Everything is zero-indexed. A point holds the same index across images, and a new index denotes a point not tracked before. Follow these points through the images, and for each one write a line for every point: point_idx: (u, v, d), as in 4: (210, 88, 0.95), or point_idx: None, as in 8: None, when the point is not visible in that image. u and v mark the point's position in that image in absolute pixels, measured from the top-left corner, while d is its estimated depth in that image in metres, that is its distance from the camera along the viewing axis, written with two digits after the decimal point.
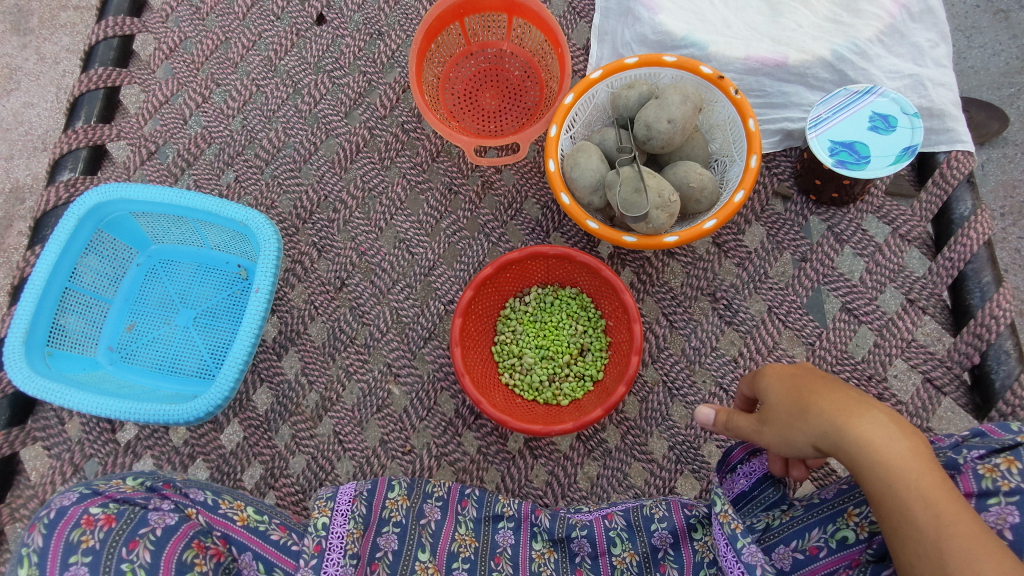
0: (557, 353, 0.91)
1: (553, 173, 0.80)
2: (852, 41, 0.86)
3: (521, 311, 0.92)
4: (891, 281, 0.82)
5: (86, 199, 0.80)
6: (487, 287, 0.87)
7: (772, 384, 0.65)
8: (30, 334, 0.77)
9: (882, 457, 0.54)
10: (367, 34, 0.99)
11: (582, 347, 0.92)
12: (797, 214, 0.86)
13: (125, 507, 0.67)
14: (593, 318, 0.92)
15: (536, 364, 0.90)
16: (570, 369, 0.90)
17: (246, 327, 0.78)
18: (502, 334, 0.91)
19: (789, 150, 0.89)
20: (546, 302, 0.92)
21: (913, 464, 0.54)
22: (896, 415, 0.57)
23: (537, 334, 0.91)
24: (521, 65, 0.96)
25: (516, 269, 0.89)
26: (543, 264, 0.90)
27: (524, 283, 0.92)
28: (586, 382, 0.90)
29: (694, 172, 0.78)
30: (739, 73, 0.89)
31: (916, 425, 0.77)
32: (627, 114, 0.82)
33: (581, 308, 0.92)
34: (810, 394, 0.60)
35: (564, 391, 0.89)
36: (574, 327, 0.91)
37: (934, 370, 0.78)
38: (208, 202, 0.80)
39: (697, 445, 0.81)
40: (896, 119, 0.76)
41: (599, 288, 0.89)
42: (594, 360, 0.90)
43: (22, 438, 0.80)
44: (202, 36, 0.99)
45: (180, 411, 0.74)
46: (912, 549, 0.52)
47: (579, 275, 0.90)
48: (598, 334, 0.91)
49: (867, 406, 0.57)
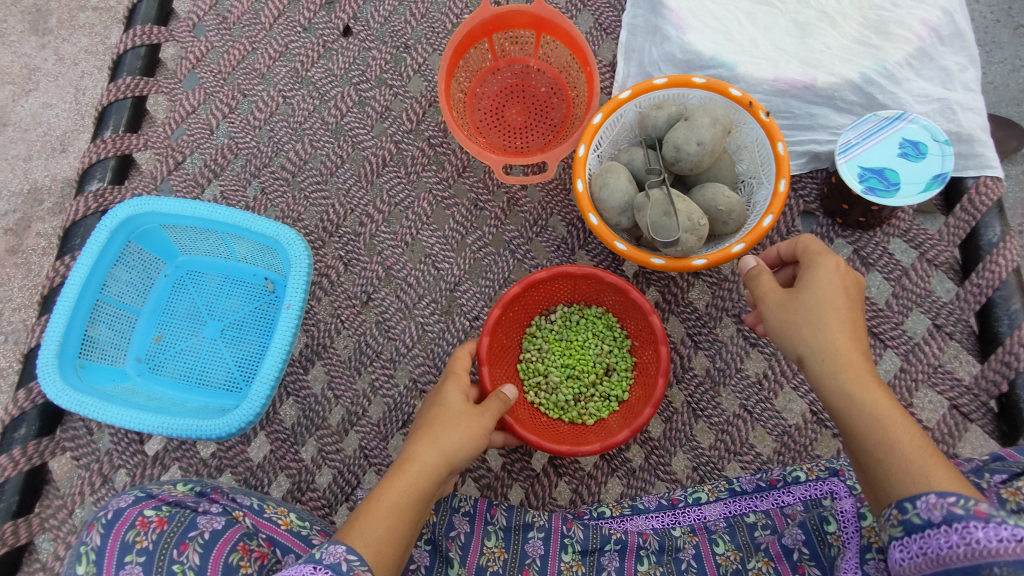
0: (583, 373, 0.91)
1: (581, 194, 0.80)
2: (881, 64, 0.86)
3: (547, 330, 0.93)
4: (917, 306, 0.82)
5: (117, 212, 0.81)
6: (514, 306, 0.88)
7: (811, 333, 0.66)
8: (63, 346, 0.78)
9: (866, 425, 0.62)
10: (394, 47, 1.00)
11: (606, 368, 0.92)
12: (823, 237, 0.87)
13: (176, 510, 0.71)
14: (618, 338, 0.92)
15: (561, 383, 0.90)
16: (596, 389, 0.91)
17: (277, 343, 0.78)
18: (528, 352, 0.92)
19: (816, 171, 0.89)
20: (572, 320, 0.93)
21: (885, 418, 0.62)
22: (884, 404, 0.63)
23: (564, 351, 0.92)
24: (548, 81, 0.96)
25: (544, 288, 0.89)
26: (569, 285, 0.90)
27: (549, 303, 0.93)
28: (609, 405, 0.90)
29: (722, 195, 0.79)
30: (767, 94, 0.89)
31: (941, 451, 0.78)
32: (655, 135, 0.83)
33: (607, 328, 0.93)
34: (834, 342, 0.65)
35: (590, 411, 0.89)
36: (601, 347, 0.92)
37: (961, 397, 0.78)
38: (239, 217, 0.81)
39: (721, 466, 0.83)
40: (927, 146, 0.76)
41: (624, 310, 0.90)
42: (620, 380, 0.91)
43: (52, 448, 0.81)
44: (229, 46, 1.00)
45: (213, 427, 0.75)
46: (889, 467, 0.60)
47: (606, 296, 0.91)
48: (624, 354, 0.91)
49: (913, 446, 0.60)
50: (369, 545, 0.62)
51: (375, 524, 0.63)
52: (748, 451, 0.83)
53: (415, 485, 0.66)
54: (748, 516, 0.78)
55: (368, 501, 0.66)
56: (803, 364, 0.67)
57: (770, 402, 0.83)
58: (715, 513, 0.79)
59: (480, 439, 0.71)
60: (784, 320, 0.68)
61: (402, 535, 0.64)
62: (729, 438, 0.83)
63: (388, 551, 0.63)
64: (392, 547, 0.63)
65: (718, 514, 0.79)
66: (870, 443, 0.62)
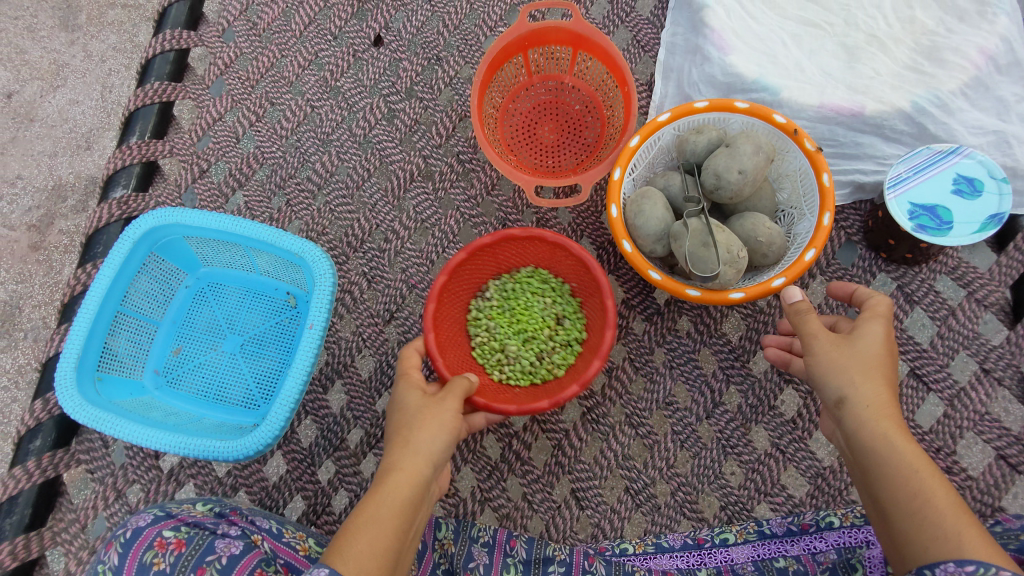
0: (534, 333, 0.87)
1: (615, 219, 0.78)
2: (933, 93, 0.83)
3: (487, 308, 0.88)
4: (964, 348, 0.78)
5: (142, 222, 0.79)
6: (447, 298, 0.82)
7: (861, 381, 0.64)
8: (82, 359, 0.76)
9: (903, 476, 0.60)
10: (425, 59, 0.98)
11: (557, 319, 0.88)
12: (865, 271, 0.82)
13: (195, 531, 0.70)
14: (558, 287, 0.89)
15: (521, 350, 0.86)
16: (554, 341, 0.87)
17: (298, 365, 0.76)
18: (477, 336, 0.87)
19: (859, 203, 0.85)
20: (507, 290, 0.89)
21: (924, 474, 0.60)
22: (922, 461, 0.61)
23: (507, 322, 0.88)
24: (582, 99, 0.94)
25: (471, 268, 0.85)
26: (492, 255, 0.86)
27: (478, 282, 0.88)
28: (573, 350, 0.86)
29: (763, 226, 0.76)
30: (811, 121, 0.86)
31: (986, 503, 0.73)
32: (694, 160, 0.80)
33: (541, 282, 0.89)
34: (882, 395, 0.64)
35: (557, 363, 0.85)
36: (544, 302, 0.88)
37: (1009, 447, 0.74)
38: (264, 233, 0.79)
39: (750, 507, 0.79)
40: (983, 183, 0.72)
41: (563, 263, 0.86)
42: (573, 323, 0.87)
43: (67, 460, 0.80)
44: (258, 53, 0.99)
45: (230, 449, 0.73)
46: (921, 522, 0.58)
47: (537, 253, 0.87)
48: (567, 299, 0.88)
49: (948, 506, 0.58)
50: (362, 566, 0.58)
51: (367, 544, 0.59)
52: (779, 492, 0.79)
53: (398, 489, 0.62)
54: (777, 560, 0.75)
55: (354, 514, 0.61)
56: (843, 406, 0.65)
57: (804, 442, 0.80)
58: (744, 555, 0.77)
59: (451, 423, 0.67)
60: (835, 359, 0.66)
61: (394, 548, 0.60)
62: (759, 478, 0.80)
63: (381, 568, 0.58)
64: (384, 562, 0.59)
65: (746, 557, 0.76)
66: (901, 495, 0.60)
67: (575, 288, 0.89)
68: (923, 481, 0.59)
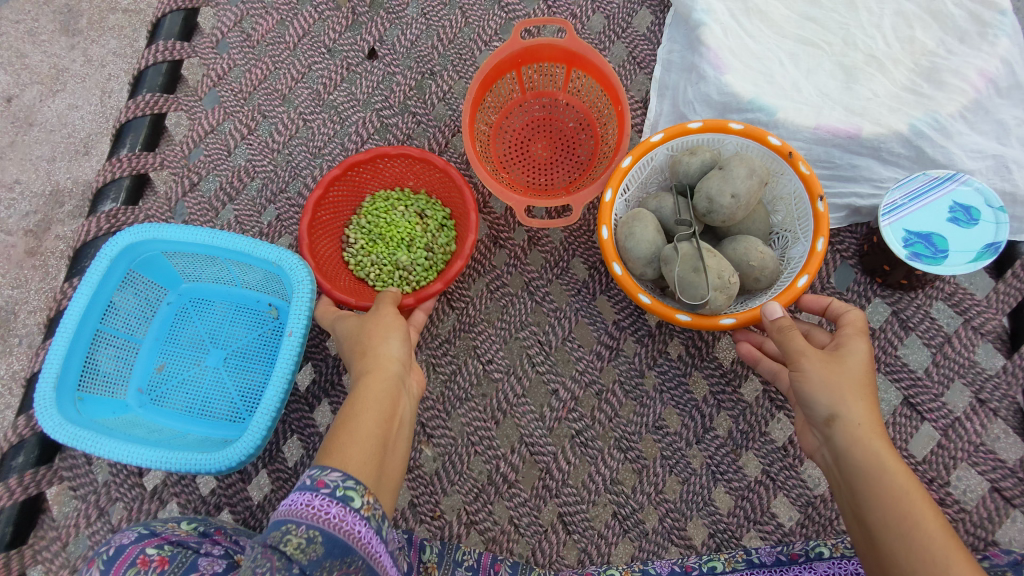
0: (409, 237, 0.96)
1: (606, 241, 0.76)
2: (933, 116, 0.81)
3: (360, 254, 0.96)
4: (959, 378, 0.76)
5: (119, 239, 0.78)
6: (320, 256, 0.88)
7: (853, 401, 0.64)
8: (62, 379, 0.75)
9: (893, 500, 0.59)
10: (419, 73, 0.98)
11: (420, 216, 0.98)
12: (861, 296, 0.81)
13: (178, 550, 0.69)
14: (404, 195, 0.99)
15: (410, 257, 0.96)
16: (427, 232, 0.97)
17: (278, 373, 0.75)
18: (370, 277, 0.95)
19: (855, 226, 0.84)
20: (364, 225, 0.96)
21: (913, 497, 0.60)
22: (910, 481, 0.61)
23: (383, 247, 0.96)
24: (576, 116, 0.93)
25: (325, 222, 0.91)
26: (331, 208, 0.92)
27: (336, 239, 0.95)
28: (448, 227, 0.97)
29: (755, 251, 0.74)
30: (807, 143, 0.84)
31: (979, 538, 0.72)
32: (687, 182, 0.79)
33: (386, 199, 0.98)
34: (871, 415, 0.63)
35: (443, 244, 0.96)
36: (398, 212, 0.97)
37: (1004, 480, 0.73)
38: (241, 242, 0.78)
39: (739, 535, 0.78)
40: (979, 212, 0.71)
41: (406, 172, 0.96)
42: (431, 211, 0.98)
43: (49, 477, 0.79)
44: (251, 65, 0.98)
45: (211, 460, 0.72)
46: (911, 545, 0.57)
47: (374, 177, 0.95)
48: (417, 198, 0.98)
49: (938, 529, 0.58)
50: (350, 454, 0.64)
51: (350, 436, 0.66)
52: (769, 520, 0.78)
53: (368, 387, 0.71)
54: None
55: (338, 421, 0.69)
56: (835, 425, 0.64)
57: (795, 470, 0.79)
58: None
59: (395, 320, 0.77)
60: (831, 378, 0.65)
61: (378, 441, 0.67)
62: (749, 505, 0.79)
63: (368, 456, 0.65)
64: (371, 452, 0.66)
65: None
66: (892, 518, 0.59)
67: (414, 186, 0.99)
68: (912, 504, 0.59)
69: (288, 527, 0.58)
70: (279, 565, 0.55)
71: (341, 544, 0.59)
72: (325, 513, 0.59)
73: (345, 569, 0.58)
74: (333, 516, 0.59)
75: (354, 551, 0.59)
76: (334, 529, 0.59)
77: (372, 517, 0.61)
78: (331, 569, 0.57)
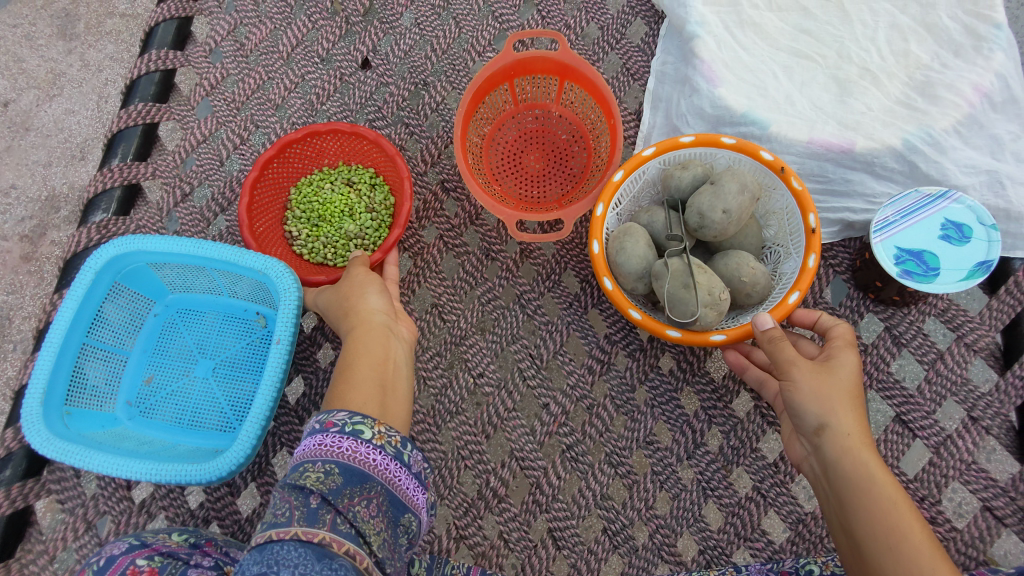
0: (347, 207, 0.97)
1: (597, 255, 0.76)
2: (926, 131, 0.81)
3: (308, 245, 0.96)
4: (952, 395, 0.75)
5: (103, 251, 0.78)
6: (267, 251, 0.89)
7: (842, 411, 0.63)
8: (49, 394, 0.74)
9: (881, 510, 0.60)
10: (413, 83, 0.97)
11: (348, 186, 0.99)
12: (853, 311, 0.80)
13: (168, 560, 0.68)
14: (324, 172, 0.98)
15: (356, 223, 0.97)
16: (360, 196, 0.98)
17: (267, 382, 0.74)
18: (328, 259, 0.96)
19: (849, 240, 0.83)
20: (300, 215, 0.97)
21: (900, 507, 0.60)
22: (897, 491, 0.61)
23: (328, 227, 0.97)
24: (569, 128, 0.93)
25: (262, 221, 0.92)
26: (264, 207, 0.92)
27: (280, 240, 0.95)
28: (379, 184, 0.99)
29: (747, 266, 0.74)
30: (800, 157, 0.84)
31: (970, 557, 0.71)
32: (679, 196, 0.78)
33: (311, 184, 0.98)
34: (859, 424, 0.63)
35: (381, 201, 0.97)
36: (325, 191, 0.97)
37: (996, 499, 0.72)
38: (226, 252, 0.78)
39: (729, 552, 0.77)
40: (972, 229, 0.70)
41: (318, 149, 0.95)
42: (356, 177, 0.99)
43: (37, 490, 0.79)
44: (244, 74, 0.97)
45: (202, 468, 0.72)
46: (898, 555, 0.58)
47: (290, 168, 0.95)
48: (338, 171, 0.99)
49: (924, 541, 0.58)
50: (352, 401, 0.70)
51: (347, 386, 0.72)
52: (759, 537, 0.77)
53: (357, 341, 0.76)
54: None
55: (337, 375, 0.75)
56: (824, 436, 0.64)
57: (786, 487, 0.78)
58: None
59: (368, 274, 0.80)
60: (821, 387, 0.64)
61: (375, 385, 0.72)
62: (740, 522, 0.78)
63: (368, 399, 0.71)
64: (370, 394, 0.71)
65: None
66: (880, 529, 0.59)
67: (331, 162, 0.99)
68: (899, 514, 0.60)
69: (305, 466, 0.63)
70: (301, 499, 0.59)
71: (358, 472, 0.63)
72: (338, 448, 0.64)
73: (365, 493, 0.62)
74: (345, 449, 0.63)
75: (371, 477, 0.63)
76: (349, 459, 0.63)
77: (386, 446, 0.65)
78: (351, 494, 0.61)
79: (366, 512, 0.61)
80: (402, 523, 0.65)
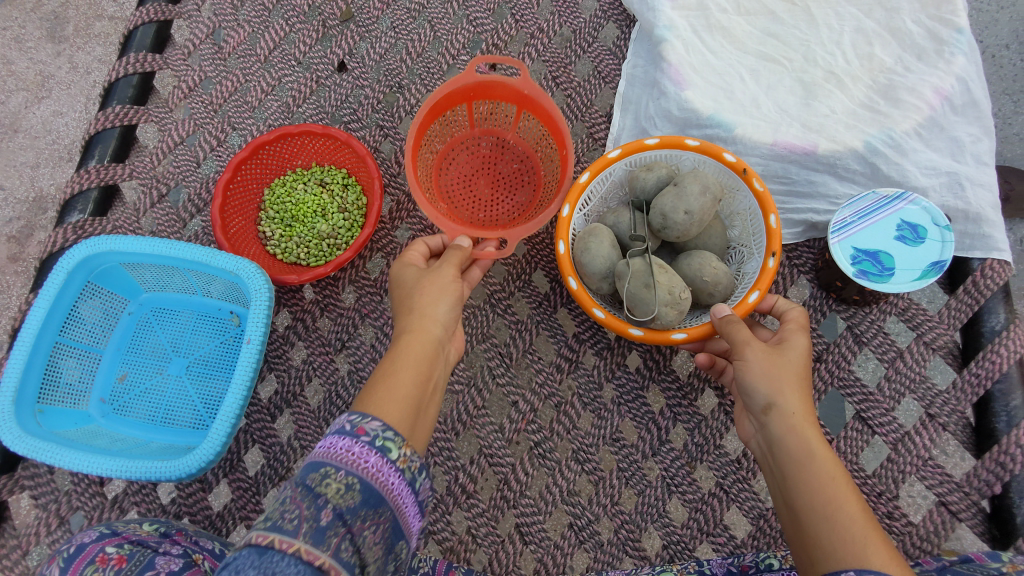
0: (320, 206, 0.98)
1: (563, 255, 0.77)
2: (887, 133, 0.83)
3: (280, 245, 0.98)
4: (910, 392, 0.76)
5: (74, 252, 0.79)
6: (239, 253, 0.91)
7: (789, 390, 0.66)
8: (21, 392, 0.75)
9: (820, 483, 0.61)
10: (388, 86, 0.98)
11: (321, 186, 1.00)
12: (815, 310, 0.81)
13: (137, 548, 0.70)
14: (298, 173, 1.00)
15: (328, 224, 0.98)
16: (333, 196, 0.99)
17: (238, 380, 0.75)
18: (300, 258, 0.98)
19: (812, 241, 0.84)
20: (273, 216, 0.99)
21: (840, 484, 0.61)
22: (838, 468, 0.63)
23: (300, 226, 0.98)
24: (520, 155, 0.94)
25: (234, 223, 0.93)
26: (236, 209, 0.94)
27: (252, 241, 0.97)
28: (352, 184, 1.00)
29: (709, 266, 0.75)
30: (765, 158, 0.85)
31: (926, 551, 0.72)
32: (644, 196, 0.80)
33: (286, 184, 0.99)
34: (805, 405, 0.65)
35: (352, 201, 0.99)
36: (298, 190, 0.99)
37: (951, 494, 0.73)
38: (196, 252, 0.79)
39: (692, 546, 0.79)
40: (926, 230, 0.72)
41: (292, 151, 0.97)
42: (330, 177, 1.00)
43: (10, 486, 0.80)
44: (222, 76, 0.99)
45: (168, 468, 0.73)
46: (834, 526, 0.59)
47: (265, 169, 0.97)
48: (313, 172, 1.00)
49: (860, 514, 0.59)
50: (386, 411, 0.64)
51: (388, 394, 0.66)
52: (721, 533, 0.79)
53: (408, 346, 0.71)
54: None
55: (375, 376, 0.69)
56: (772, 414, 0.66)
57: (748, 483, 0.80)
58: None
59: (444, 280, 0.75)
60: (771, 367, 0.67)
61: (412, 402, 0.67)
62: (703, 517, 0.79)
63: (403, 417, 0.64)
64: (406, 412, 0.65)
65: None
66: (818, 501, 0.61)
67: (306, 162, 1.01)
68: (838, 489, 0.61)
69: (326, 472, 0.56)
70: (311, 509, 0.53)
71: (376, 494, 0.57)
72: (364, 462, 0.58)
73: (376, 518, 0.56)
74: (371, 466, 0.58)
75: (385, 503, 0.57)
76: (371, 478, 0.57)
77: (406, 471, 0.60)
78: (365, 517, 0.55)
79: (372, 540, 0.55)
80: (395, 551, 0.58)
